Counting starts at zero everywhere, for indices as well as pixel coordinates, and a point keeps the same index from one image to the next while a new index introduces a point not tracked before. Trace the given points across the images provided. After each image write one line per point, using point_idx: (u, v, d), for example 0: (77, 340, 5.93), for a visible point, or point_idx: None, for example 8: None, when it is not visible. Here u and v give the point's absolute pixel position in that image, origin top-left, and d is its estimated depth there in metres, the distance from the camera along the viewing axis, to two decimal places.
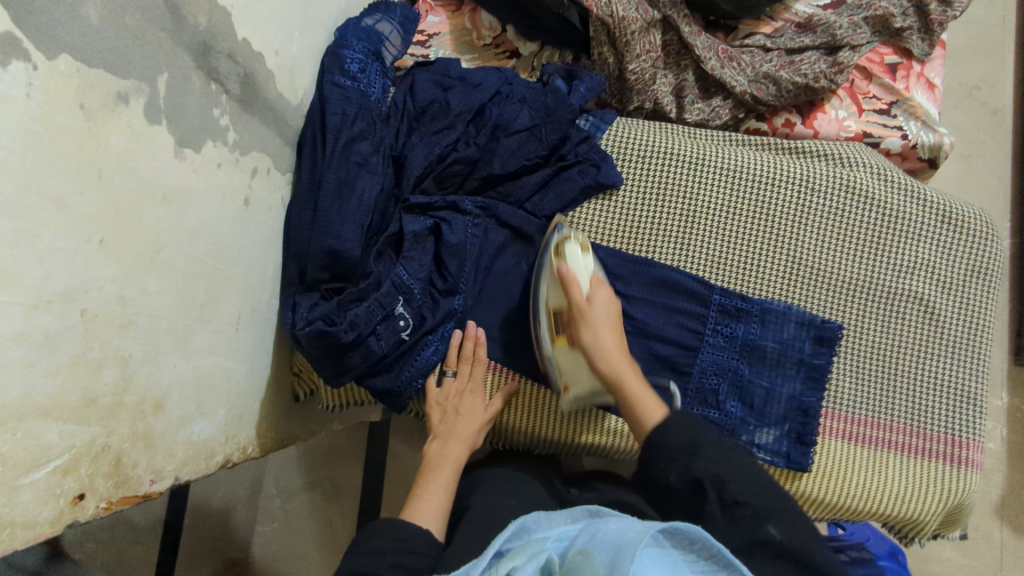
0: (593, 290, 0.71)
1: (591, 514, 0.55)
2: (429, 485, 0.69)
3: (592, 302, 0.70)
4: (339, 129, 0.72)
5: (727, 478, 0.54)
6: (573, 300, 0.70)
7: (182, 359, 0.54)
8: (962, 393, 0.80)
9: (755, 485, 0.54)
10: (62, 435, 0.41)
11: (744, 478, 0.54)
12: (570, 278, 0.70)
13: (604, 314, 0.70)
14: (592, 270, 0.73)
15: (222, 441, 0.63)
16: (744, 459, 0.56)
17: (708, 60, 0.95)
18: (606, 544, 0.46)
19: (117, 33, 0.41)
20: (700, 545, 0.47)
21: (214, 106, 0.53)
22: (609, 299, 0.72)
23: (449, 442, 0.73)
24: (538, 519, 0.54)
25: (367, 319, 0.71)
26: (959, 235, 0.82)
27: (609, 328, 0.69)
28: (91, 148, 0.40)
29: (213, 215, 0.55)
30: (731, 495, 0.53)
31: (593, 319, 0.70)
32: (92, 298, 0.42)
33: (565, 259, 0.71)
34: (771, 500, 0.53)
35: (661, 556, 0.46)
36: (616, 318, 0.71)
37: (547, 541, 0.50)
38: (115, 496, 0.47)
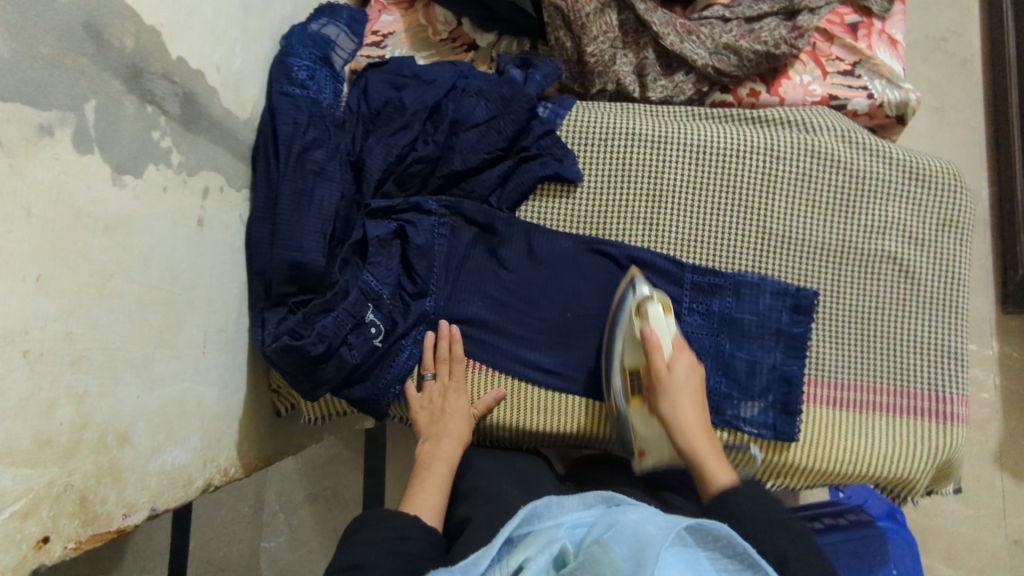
0: (675, 355, 0.70)
1: (605, 500, 0.54)
2: (421, 487, 0.68)
3: (673, 370, 0.69)
4: (291, 140, 0.70)
5: (792, 556, 0.54)
6: (654, 367, 0.69)
7: (145, 390, 0.53)
8: (942, 348, 0.80)
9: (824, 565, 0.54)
10: (16, 481, 0.40)
11: (807, 559, 0.54)
12: (653, 343, 0.69)
13: (686, 382, 0.69)
14: (674, 334, 0.72)
15: (200, 466, 0.63)
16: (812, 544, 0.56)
17: (667, 35, 0.94)
18: (625, 537, 0.46)
19: (32, 65, 0.40)
20: (725, 543, 0.47)
21: (153, 129, 0.52)
22: (692, 364, 0.71)
23: (442, 442, 0.72)
24: (549, 505, 0.54)
25: (338, 330, 0.71)
26: (929, 190, 0.81)
27: (692, 398, 0.69)
28: (16, 187, 0.39)
29: (164, 241, 0.54)
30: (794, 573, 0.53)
31: (675, 388, 0.69)
32: (33, 338, 0.41)
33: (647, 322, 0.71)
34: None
35: (684, 553, 0.46)
36: (699, 385, 0.70)
37: (561, 529, 0.51)
38: (84, 535, 0.46)
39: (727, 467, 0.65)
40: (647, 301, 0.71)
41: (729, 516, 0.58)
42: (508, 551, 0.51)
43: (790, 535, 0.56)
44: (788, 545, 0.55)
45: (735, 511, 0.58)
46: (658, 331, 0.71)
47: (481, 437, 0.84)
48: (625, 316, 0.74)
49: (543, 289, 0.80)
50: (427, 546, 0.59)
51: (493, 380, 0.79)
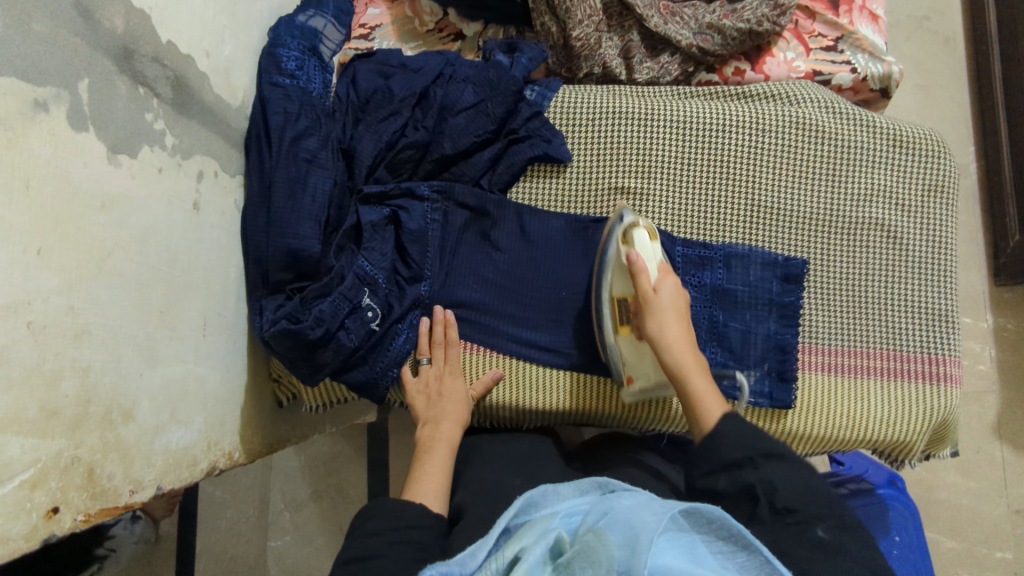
0: (661, 277, 0.69)
1: (601, 487, 0.55)
2: (425, 470, 0.68)
3: (659, 292, 0.68)
4: (283, 127, 0.71)
5: (778, 485, 0.54)
6: (640, 290, 0.68)
7: (148, 368, 0.54)
8: (933, 311, 0.81)
9: (807, 487, 0.54)
10: (24, 449, 0.40)
11: (794, 484, 0.54)
12: (639, 268, 0.68)
13: (672, 303, 0.67)
14: (660, 258, 0.70)
15: (204, 449, 0.63)
16: (802, 466, 0.56)
17: (651, 17, 0.95)
18: (621, 525, 0.47)
19: (25, 41, 0.41)
20: (719, 525, 0.48)
21: (145, 111, 0.53)
22: (677, 286, 0.69)
23: (441, 424, 0.73)
24: (544, 494, 0.55)
25: (334, 315, 0.72)
26: (913, 157, 0.82)
27: (678, 319, 0.67)
28: (14, 159, 0.39)
29: (161, 223, 0.55)
30: (782, 501, 0.53)
31: (661, 309, 0.67)
32: (37, 309, 0.41)
33: (633, 247, 0.70)
34: (821, 505, 0.53)
35: (679, 538, 0.47)
36: (685, 307, 0.69)
37: (556, 517, 0.51)
38: (92, 508, 0.47)
39: (715, 390, 0.64)
40: (634, 228, 0.71)
41: (718, 459, 0.58)
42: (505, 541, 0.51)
43: (777, 463, 0.55)
44: (774, 471, 0.55)
45: (722, 452, 0.58)
46: (644, 256, 0.69)
47: (481, 419, 0.84)
48: (615, 249, 0.73)
49: (538, 269, 0.81)
50: (430, 520, 0.60)
51: (490, 360, 0.80)
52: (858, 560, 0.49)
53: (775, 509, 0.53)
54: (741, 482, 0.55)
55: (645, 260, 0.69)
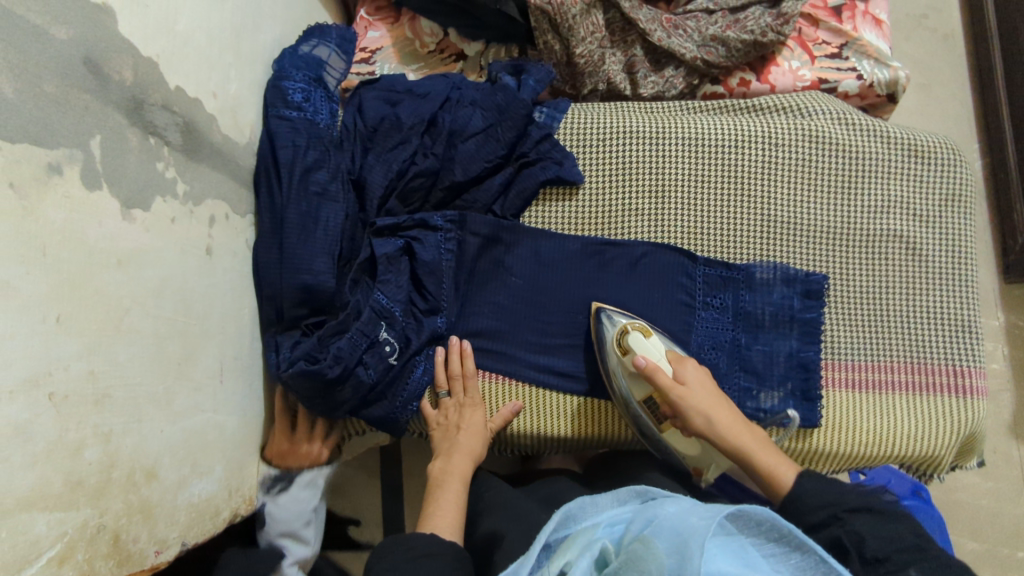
0: (680, 369, 0.71)
1: (640, 495, 0.53)
2: (437, 503, 0.67)
3: (684, 382, 0.70)
4: (292, 162, 0.70)
5: (867, 534, 0.51)
6: (664, 388, 0.69)
7: (168, 423, 0.52)
8: (956, 322, 0.80)
9: (899, 540, 0.50)
10: (50, 525, 0.39)
11: (886, 535, 0.51)
12: (651, 368, 0.70)
13: (699, 387, 0.69)
14: (667, 353, 0.73)
15: (225, 497, 0.62)
16: (898, 522, 0.53)
17: (654, 32, 0.94)
18: (668, 534, 0.46)
19: (36, 104, 0.39)
20: (769, 526, 0.47)
21: (156, 160, 0.51)
22: (696, 370, 0.71)
23: (453, 456, 0.72)
24: (583, 506, 0.53)
25: (353, 351, 0.71)
26: (928, 166, 0.81)
27: (713, 401, 0.69)
28: (30, 227, 0.38)
29: (176, 272, 0.54)
30: (869, 550, 0.50)
31: (695, 398, 0.69)
32: (58, 379, 0.40)
33: (635, 352, 0.72)
34: (920, 555, 0.49)
35: (730, 543, 0.46)
36: (712, 386, 0.71)
37: (599, 528, 0.50)
38: (119, 575, 0.46)
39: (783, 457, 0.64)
40: (625, 335, 0.73)
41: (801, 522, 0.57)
42: (547, 556, 0.51)
43: (874, 521, 0.53)
44: (865, 525, 0.52)
45: (808, 511, 0.56)
46: (651, 356, 0.71)
47: (503, 447, 0.83)
48: (615, 360, 0.75)
49: (555, 294, 0.80)
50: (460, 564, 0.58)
51: (510, 391, 0.78)
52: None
53: (866, 561, 0.50)
54: (828, 536, 0.53)
55: (653, 359, 0.71)
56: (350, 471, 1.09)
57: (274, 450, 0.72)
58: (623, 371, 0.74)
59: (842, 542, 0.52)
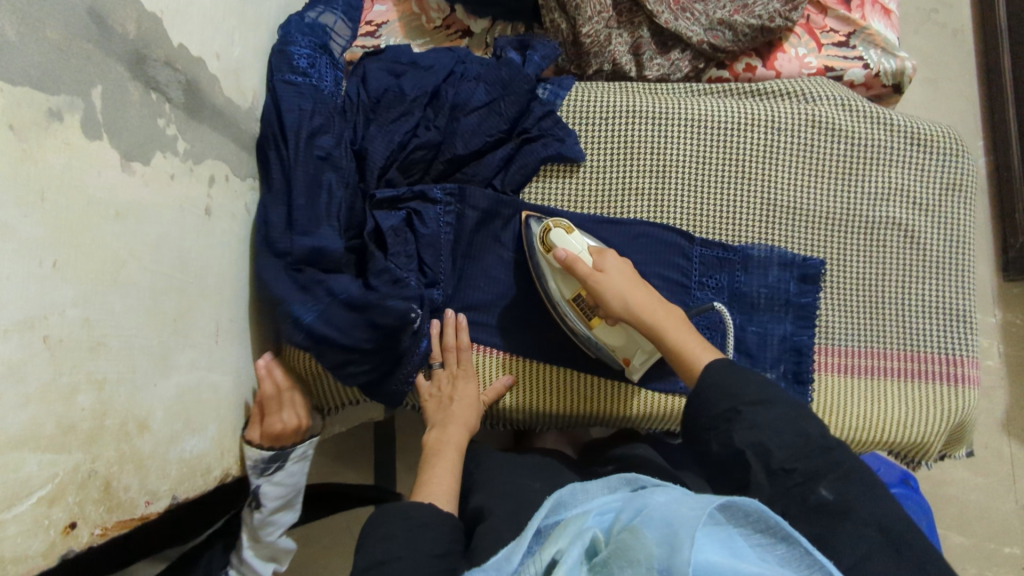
0: (598, 258, 0.70)
1: (629, 483, 0.54)
2: (433, 473, 0.68)
3: (605, 272, 0.69)
4: (297, 126, 0.70)
5: (770, 444, 0.53)
6: (587, 279, 0.69)
7: (162, 377, 0.53)
8: (950, 311, 0.80)
9: (797, 441, 0.53)
10: (42, 466, 0.40)
11: (788, 440, 0.53)
12: (572, 259, 0.69)
13: (620, 275, 0.69)
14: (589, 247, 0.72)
15: (217, 456, 0.63)
16: (791, 414, 0.55)
17: (661, 13, 0.93)
18: (656, 522, 0.45)
19: (39, 50, 0.40)
20: (756, 517, 0.47)
21: (158, 116, 0.52)
22: (617, 259, 0.71)
23: (448, 427, 0.72)
24: (574, 492, 0.53)
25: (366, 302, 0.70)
26: (929, 154, 0.81)
27: (634, 288, 0.69)
28: (29, 171, 0.39)
29: (174, 229, 0.54)
30: (776, 461, 0.52)
31: (617, 286, 0.68)
32: (53, 324, 0.41)
33: (558, 248, 0.71)
34: (821, 459, 0.52)
35: (719, 533, 0.46)
36: (633, 273, 0.71)
37: (589, 516, 0.50)
38: (109, 521, 0.46)
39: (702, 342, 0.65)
40: (548, 233, 0.72)
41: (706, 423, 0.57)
42: (537, 543, 0.51)
43: (773, 418, 0.55)
44: (768, 434, 0.53)
45: (710, 415, 0.57)
46: (572, 250, 0.70)
47: (495, 420, 0.83)
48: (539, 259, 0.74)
49: None
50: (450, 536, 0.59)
51: (503, 364, 0.79)
52: (870, 515, 0.50)
53: (771, 472, 0.52)
54: (734, 447, 0.54)
55: (574, 252, 0.70)
56: (344, 444, 1.10)
57: (266, 431, 0.67)
58: (548, 270, 0.73)
59: (746, 454, 0.54)
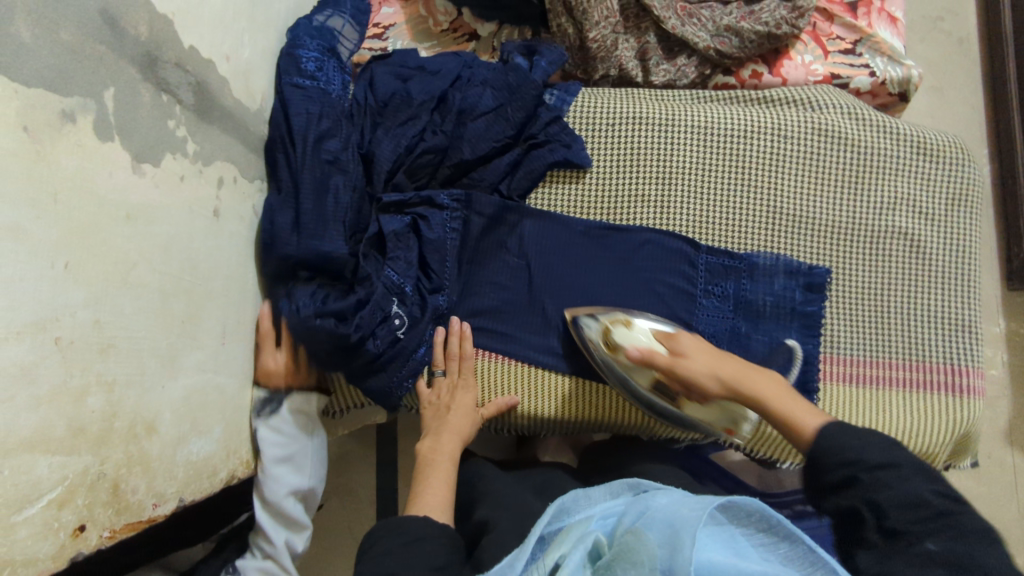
0: (673, 343, 0.72)
1: (633, 488, 0.54)
2: (425, 483, 0.68)
3: (681, 355, 0.71)
4: (304, 131, 0.70)
5: (884, 503, 0.49)
6: (667, 367, 0.71)
7: (170, 379, 0.53)
8: (955, 322, 0.81)
9: (906, 492, 0.49)
10: (52, 468, 0.40)
11: (901, 498, 0.49)
12: (647, 354, 0.72)
13: (695, 350, 0.71)
14: (655, 334, 0.74)
15: (223, 458, 0.63)
16: (911, 471, 0.50)
17: (668, 19, 0.93)
18: (658, 523, 0.47)
19: (52, 51, 0.40)
20: (757, 516, 0.49)
21: (168, 118, 0.52)
22: (687, 336, 0.73)
23: (442, 436, 0.73)
24: (577, 498, 0.55)
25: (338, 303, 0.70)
26: (935, 164, 0.81)
27: (715, 360, 0.70)
28: (43, 172, 0.38)
29: (183, 231, 0.54)
30: (890, 521, 0.49)
31: (696, 366, 0.70)
32: (64, 325, 0.41)
33: (626, 347, 0.73)
34: (933, 523, 0.47)
35: (720, 533, 0.47)
36: (707, 345, 0.72)
37: (592, 520, 0.52)
38: (117, 524, 0.46)
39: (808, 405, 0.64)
40: (610, 332, 0.74)
41: (818, 481, 0.54)
42: (541, 548, 0.52)
43: (890, 476, 0.50)
44: (884, 490, 0.50)
45: (826, 478, 0.54)
46: (641, 343, 0.73)
47: (497, 425, 0.84)
48: (605, 362, 0.75)
49: (558, 275, 0.80)
50: (453, 550, 0.59)
51: (503, 373, 0.79)
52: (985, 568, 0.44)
53: (884, 531, 0.49)
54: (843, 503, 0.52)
55: (644, 345, 0.72)
56: (346, 447, 1.10)
57: (259, 366, 0.69)
58: (618, 370, 0.74)
59: (862, 512, 0.50)
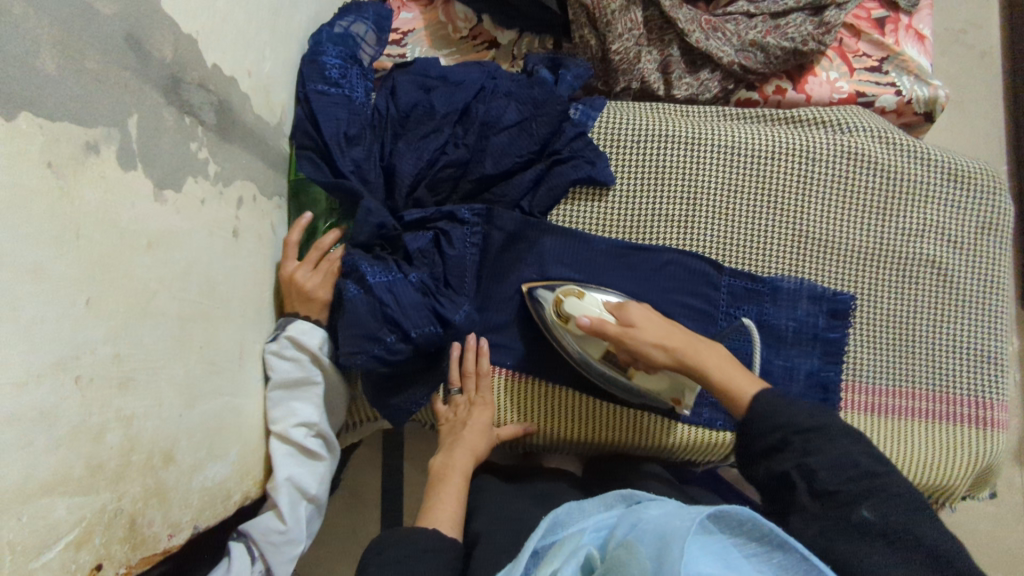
0: (623, 313, 0.69)
1: (626, 499, 0.53)
2: (437, 499, 0.68)
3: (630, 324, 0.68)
4: (336, 137, 0.73)
5: (815, 465, 0.53)
6: (614, 336, 0.68)
7: (188, 406, 0.52)
8: (981, 352, 0.79)
9: (843, 461, 0.53)
10: (70, 510, 0.39)
11: (836, 463, 0.53)
12: (595, 323, 0.68)
13: (644, 320, 0.68)
14: (606, 304, 0.71)
15: (237, 480, 0.62)
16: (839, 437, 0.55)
17: (692, 33, 0.91)
18: (649, 536, 0.46)
19: (76, 81, 0.38)
20: (749, 525, 0.47)
21: (190, 140, 0.50)
22: (638, 306, 0.70)
23: (454, 452, 0.72)
24: (569, 511, 0.53)
25: (372, 316, 0.69)
26: (966, 191, 0.80)
27: (662, 331, 0.68)
28: (64, 209, 0.37)
29: (203, 253, 0.53)
30: (820, 482, 0.53)
31: (643, 337, 0.67)
32: (85, 362, 0.39)
33: (575, 316, 0.70)
34: (866, 482, 0.52)
35: (711, 544, 0.46)
36: (658, 316, 0.70)
37: (585, 534, 0.51)
38: (133, 559, 0.45)
39: (750, 375, 0.64)
40: (562, 302, 0.71)
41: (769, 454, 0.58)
42: (535, 563, 0.50)
43: (829, 443, 0.54)
44: (816, 457, 0.54)
45: (757, 446, 0.58)
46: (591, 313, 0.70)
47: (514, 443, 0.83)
48: (557, 331, 0.73)
49: None
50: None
51: (519, 392, 0.78)
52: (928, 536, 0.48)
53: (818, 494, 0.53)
54: (777, 470, 0.56)
55: (595, 315, 0.69)
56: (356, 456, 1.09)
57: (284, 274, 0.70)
58: (569, 339, 0.72)
59: (794, 477, 0.54)
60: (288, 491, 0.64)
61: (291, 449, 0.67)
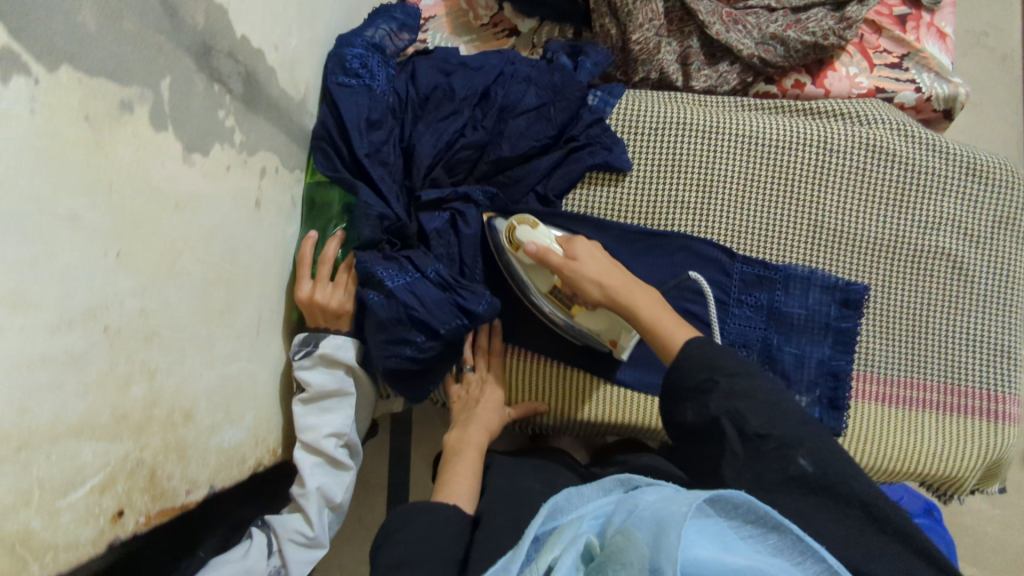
0: (572, 247, 0.69)
1: (623, 484, 0.54)
2: (453, 472, 0.68)
3: (576, 257, 0.68)
4: (356, 122, 0.73)
5: (746, 413, 0.53)
6: (558, 267, 0.68)
7: (208, 367, 0.53)
8: (994, 346, 0.79)
9: (777, 417, 0.53)
10: (95, 455, 0.40)
11: (763, 409, 0.54)
12: (543, 250, 0.68)
13: (591, 256, 0.68)
14: (557, 237, 0.71)
15: (252, 445, 0.63)
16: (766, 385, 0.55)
17: (713, 24, 0.91)
18: (646, 520, 0.45)
19: (114, 39, 0.40)
20: (745, 507, 0.46)
21: (218, 108, 0.52)
22: (588, 243, 0.69)
23: (469, 428, 0.73)
24: (569, 497, 0.54)
25: (397, 319, 0.68)
26: (984, 185, 0.80)
27: (607, 266, 0.67)
28: (99, 162, 0.39)
29: (227, 219, 0.55)
30: (751, 428, 0.53)
31: (587, 271, 0.67)
32: (113, 312, 0.41)
33: (525, 244, 0.70)
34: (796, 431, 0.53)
35: (709, 528, 0.45)
36: (606, 255, 0.69)
37: (584, 522, 0.50)
38: (153, 509, 0.47)
39: (681, 321, 0.63)
40: (514, 229, 0.71)
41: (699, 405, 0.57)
42: (536, 549, 0.50)
43: (753, 389, 0.55)
44: (747, 407, 0.54)
45: (685, 385, 0.57)
46: (541, 242, 0.69)
47: (522, 425, 0.84)
48: (510, 258, 0.73)
49: None
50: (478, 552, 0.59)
51: (528, 371, 0.79)
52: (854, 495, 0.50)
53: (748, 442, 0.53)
54: (707, 413, 0.55)
55: (544, 244, 0.69)
56: None
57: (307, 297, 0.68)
58: (519, 267, 0.72)
59: (723, 424, 0.54)
60: (316, 501, 0.65)
61: (315, 458, 0.67)
